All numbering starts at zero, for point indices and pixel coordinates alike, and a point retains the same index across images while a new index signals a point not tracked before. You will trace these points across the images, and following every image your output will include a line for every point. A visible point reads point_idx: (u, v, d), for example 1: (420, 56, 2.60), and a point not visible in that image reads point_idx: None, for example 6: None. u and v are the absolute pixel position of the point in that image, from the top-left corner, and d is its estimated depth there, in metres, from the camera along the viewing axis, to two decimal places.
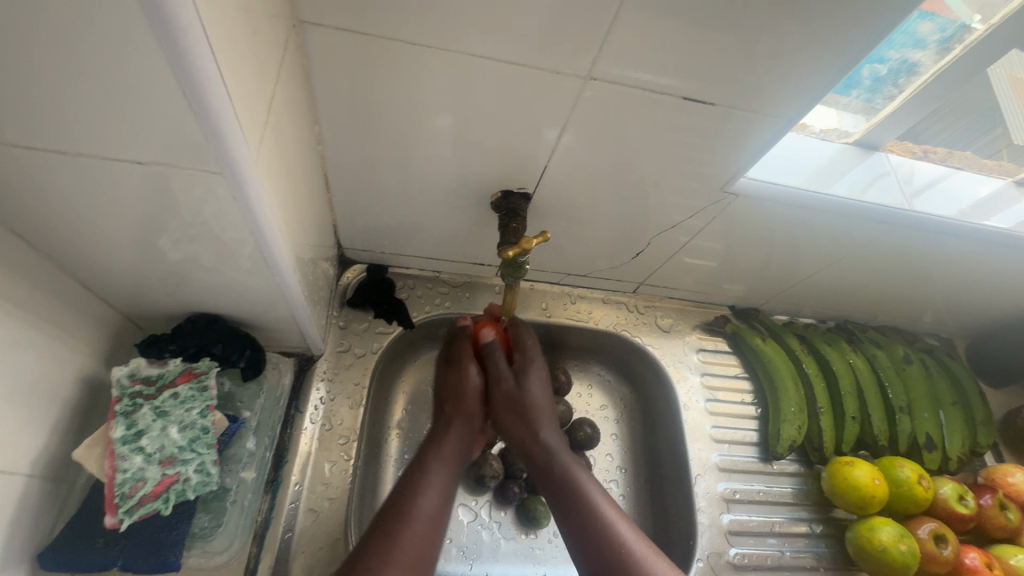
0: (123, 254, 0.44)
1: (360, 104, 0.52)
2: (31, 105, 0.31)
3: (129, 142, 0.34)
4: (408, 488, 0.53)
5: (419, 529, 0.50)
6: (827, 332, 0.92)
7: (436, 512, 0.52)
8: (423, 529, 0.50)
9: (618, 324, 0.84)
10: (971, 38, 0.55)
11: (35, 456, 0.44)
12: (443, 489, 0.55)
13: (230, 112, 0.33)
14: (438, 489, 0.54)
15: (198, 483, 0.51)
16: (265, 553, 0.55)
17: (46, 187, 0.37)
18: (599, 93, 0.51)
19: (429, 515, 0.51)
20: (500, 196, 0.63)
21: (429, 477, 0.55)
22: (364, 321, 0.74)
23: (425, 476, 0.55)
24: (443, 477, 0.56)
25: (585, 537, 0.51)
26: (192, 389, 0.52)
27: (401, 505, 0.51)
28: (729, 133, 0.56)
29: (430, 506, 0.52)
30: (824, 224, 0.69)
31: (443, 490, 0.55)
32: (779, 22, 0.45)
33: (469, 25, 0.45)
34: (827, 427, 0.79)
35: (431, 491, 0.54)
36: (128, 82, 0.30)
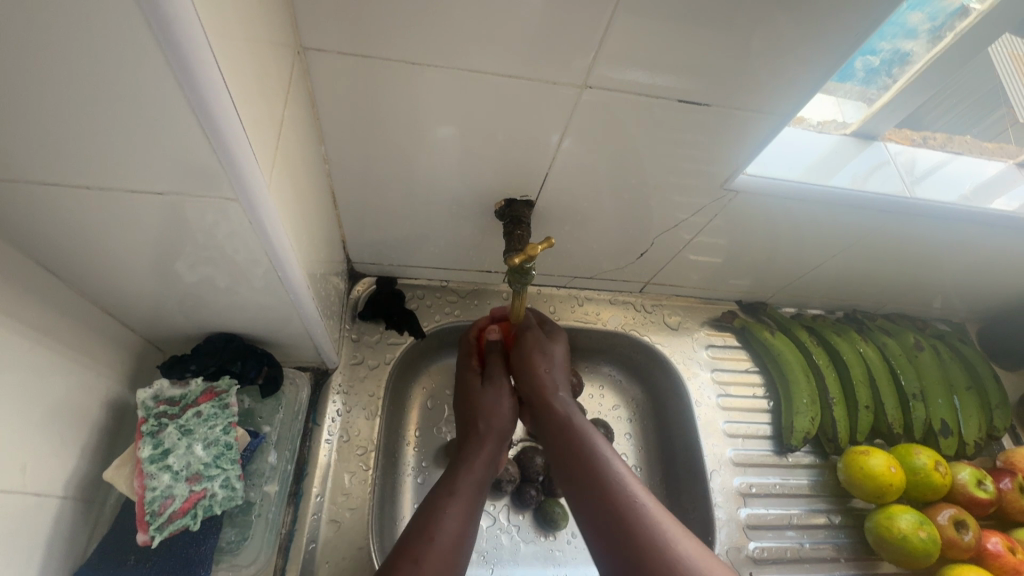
0: (143, 279, 0.46)
1: (363, 122, 0.54)
2: (60, 143, 0.32)
3: (148, 172, 0.35)
4: (431, 510, 0.52)
5: (445, 550, 0.49)
6: (837, 322, 0.92)
7: (461, 529, 0.51)
8: (449, 547, 0.49)
9: (626, 323, 0.85)
10: (963, 26, 0.55)
11: (68, 476, 0.45)
12: (469, 507, 0.53)
13: (242, 137, 0.34)
14: (462, 508, 0.53)
15: (225, 498, 0.50)
16: (290, 563, 0.56)
17: (71, 219, 0.38)
18: (596, 97, 0.52)
19: (453, 539, 0.50)
20: (504, 204, 0.64)
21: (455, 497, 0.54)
22: (376, 333, 0.76)
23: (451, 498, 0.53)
24: (469, 499, 0.54)
25: (592, 505, 0.50)
26: (214, 407, 0.52)
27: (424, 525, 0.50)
28: (727, 128, 0.56)
29: (454, 524, 0.51)
30: (827, 213, 0.69)
31: (468, 512, 0.53)
32: (770, 18, 0.46)
33: (466, 42, 0.46)
34: (840, 417, 0.79)
35: (455, 511, 0.52)
36: (145, 117, 0.31)
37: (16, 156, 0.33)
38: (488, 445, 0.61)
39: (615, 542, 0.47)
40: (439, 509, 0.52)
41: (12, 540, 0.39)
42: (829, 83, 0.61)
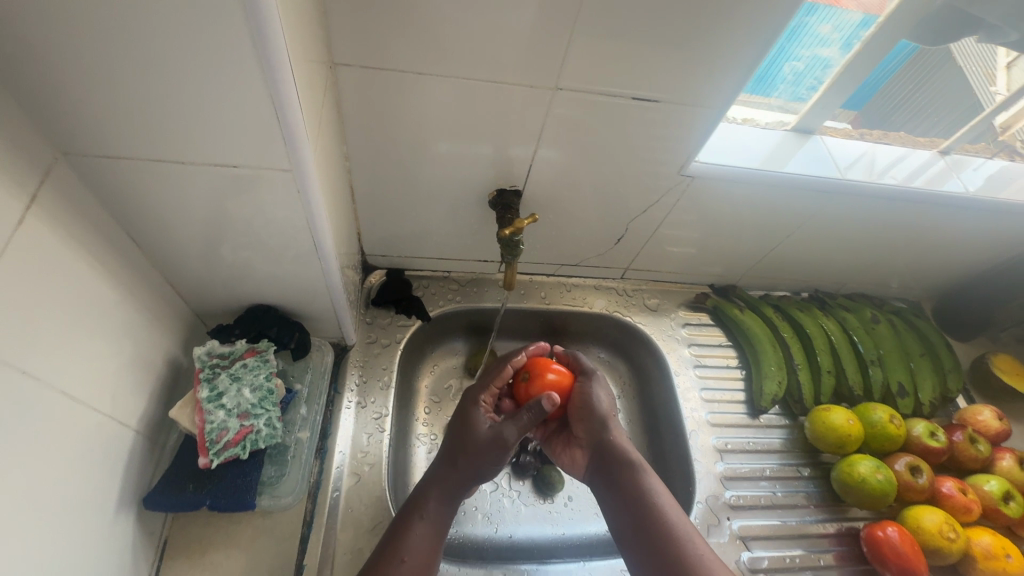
0: (204, 251, 0.56)
1: (378, 125, 0.64)
2: (158, 132, 0.42)
3: (221, 155, 0.45)
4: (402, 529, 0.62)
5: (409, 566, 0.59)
6: (801, 301, 1.02)
7: (426, 547, 0.62)
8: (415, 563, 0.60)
9: (610, 306, 0.95)
10: (866, 37, 0.67)
11: (139, 419, 0.54)
12: (436, 526, 0.64)
13: (300, 122, 0.44)
14: (429, 528, 0.63)
15: (268, 435, 0.58)
16: (318, 506, 0.66)
17: (155, 197, 0.48)
18: (573, 102, 0.62)
19: (418, 557, 0.60)
20: (496, 194, 0.74)
21: (426, 515, 0.63)
22: (388, 317, 0.86)
23: (419, 513, 0.63)
24: (437, 519, 0.64)
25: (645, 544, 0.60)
26: (257, 360, 0.60)
27: (395, 545, 0.60)
28: (685, 127, 0.66)
29: (418, 548, 0.61)
30: (776, 198, 0.80)
31: (433, 529, 0.63)
32: (716, 38, 0.56)
33: (465, 57, 0.57)
34: (805, 381, 0.89)
35: (423, 529, 0.62)
36: (227, 106, 0.41)
37: (125, 145, 0.43)
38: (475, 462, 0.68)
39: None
40: (409, 526, 0.62)
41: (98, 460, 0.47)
42: (746, 91, 0.76)
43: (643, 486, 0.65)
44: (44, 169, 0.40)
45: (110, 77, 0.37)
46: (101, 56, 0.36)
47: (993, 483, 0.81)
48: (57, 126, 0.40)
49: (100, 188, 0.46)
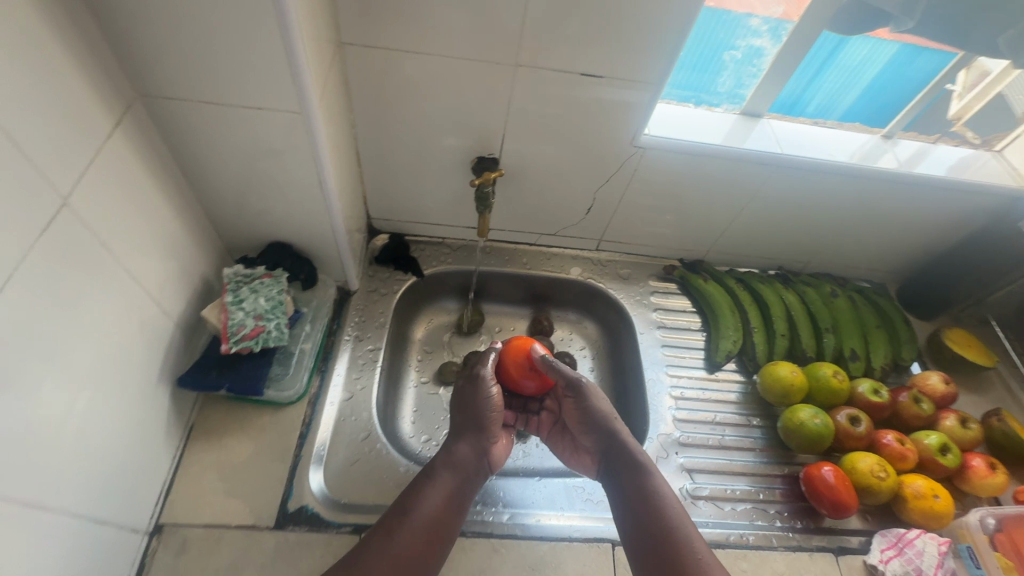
0: (235, 188, 0.71)
1: (378, 98, 0.78)
2: (203, 79, 0.57)
3: (250, 101, 0.59)
4: (413, 494, 0.67)
5: (416, 528, 0.63)
6: (766, 276, 1.11)
7: (434, 512, 0.66)
8: (421, 526, 0.64)
9: (585, 273, 1.07)
10: (790, 28, 0.80)
11: (178, 315, 0.68)
12: (446, 493, 0.68)
13: (309, 90, 0.59)
14: (441, 494, 0.68)
15: (276, 337, 0.72)
16: (317, 412, 0.79)
17: (201, 136, 0.63)
18: (536, 78, 0.75)
19: (426, 520, 0.65)
20: (476, 160, 0.87)
21: (436, 483, 0.69)
22: (388, 272, 1.00)
23: (430, 480, 0.69)
24: (447, 485, 0.69)
25: (650, 526, 0.63)
26: (272, 280, 0.75)
27: (405, 508, 0.65)
28: (632, 102, 0.78)
29: (427, 513, 0.65)
30: (727, 172, 0.91)
31: (444, 499, 0.68)
32: (649, 22, 0.68)
33: (447, 37, 0.70)
34: (759, 341, 0.98)
35: (433, 495, 0.67)
36: (254, 60, 0.55)
37: (181, 90, 0.58)
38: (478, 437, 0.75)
39: (658, 556, 0.60)
40: (419, 492, 0.67)
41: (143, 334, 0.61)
42: (671, 96, 0.91)
43: (650, 473, 0.69)
44: (127, 104, 0.56)
45: (172, 34, 0.52)
46: (167, 17, 0.50)
47: (932, 437, 0.86)
48: (137, 74, 0.55)
49: (163, 126, 0.61)
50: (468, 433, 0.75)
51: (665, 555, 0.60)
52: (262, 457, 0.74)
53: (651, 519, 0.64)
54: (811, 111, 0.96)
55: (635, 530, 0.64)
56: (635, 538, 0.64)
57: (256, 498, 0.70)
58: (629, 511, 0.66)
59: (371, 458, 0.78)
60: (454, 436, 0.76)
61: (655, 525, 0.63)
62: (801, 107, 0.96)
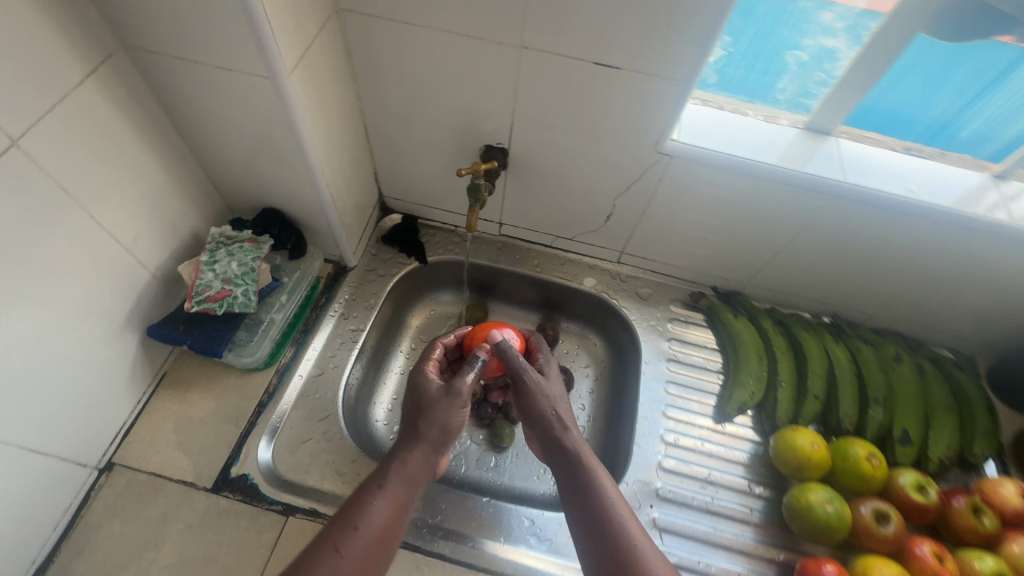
0: (225, 148, 0.70)
1: (381, 71, 0.74)
2: (177, 35, 0.55)
3: (223, 63, 0.57)
4: (359, 505, 0.58)
5: (365, 544, 0.55)
6: (814, 323, 0.94)
7: (383, 526, 0.58)
8: (371, 542, 0.56)
9: (599, 286, 0.97)
10: (873, 29, 0.64)
11: (156, 266, 0.70)
12: (397, 506, 0.60)
13: (280, 58, 0.56)
14: (391, 506, 0.59)
15: (242, 303, 0.71)
16: (282, 383, 0.79)
17: (185, 93, 0.63)
18: (544, 63, 0.66)
19: (377, 537, 0.57)
20: (484, 149, 0.81)
21: (386, 493, 0.60)
22: (391, 253, 0.97)
23: (379, 490, 0.60)
24: (399, 498, 0.60)
25: (611, 554, 0.55)
26: (253, 246, 0.74)
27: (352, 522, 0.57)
28: (656, 99, 0.67)
29: (377, 528, 0.57)
30: (774, 195, 0.76)
31: (395, 510, 0.60)
32: (677, 7, 0.57)
33: (447, 11, 0.63)
34: (784, 399, 0.83)
35: (383, 508, 0.59)
36: (217, 19, 0.52)
37: (159, 44, 0.57)
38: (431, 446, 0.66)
39: None
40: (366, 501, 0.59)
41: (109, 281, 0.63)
42: (741, 99, 0.78)
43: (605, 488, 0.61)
44: (108, 53, 0.56)
45: None
46: None
47: (987, 560, 0.67)
48: (118, 24, 0.56)
49: (149, 80, 0.62)
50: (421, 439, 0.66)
51: None
52: (219, 417, 0.75)
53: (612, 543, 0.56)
54: (965, 135, 0.76)
55: (594, 554, 0.56)
56: (596, 566, 0.56)
57: (203, 456, 0.72)
58: (587, 530, 0.58)
59: (323, 440, 0.76)
60: (406, 439, 0.66)
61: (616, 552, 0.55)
62: (954, 130, 0.76)
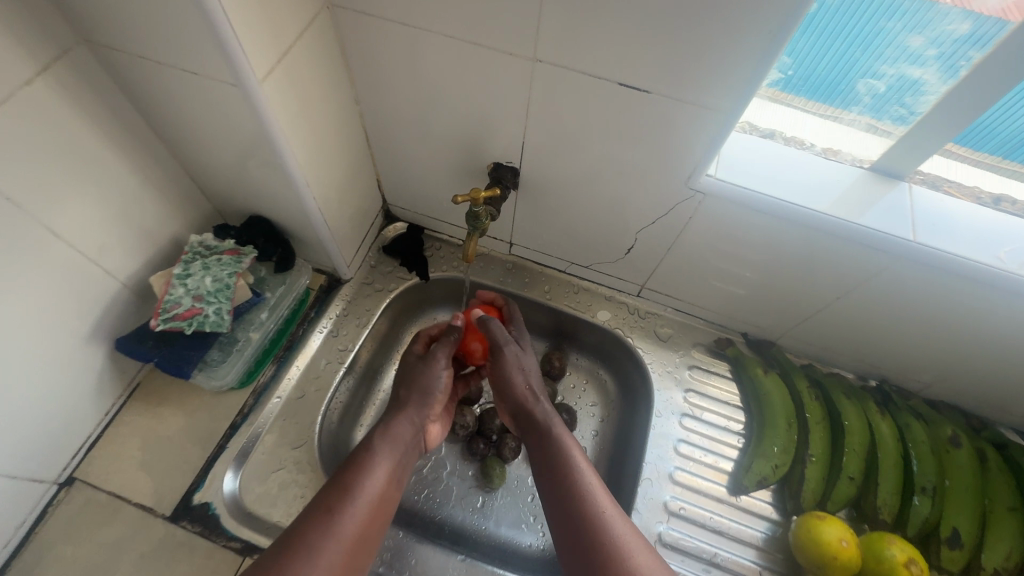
0: (205, 153, 0.64)
1: (381, 74, 0.66)
2: (136, 33, 0.49)
3: (189, 65, 0.51)
4: (353, 469, 0.61)
5: (360, 509, 0.58)
6: (857, 387, 0.82)
7: (377, 490, 0.61)
8: (367, 503, 0.59)
9: (614, 321, 0.88)
10: (975, 61, 0.51)
11: (128, 276, 0.65)
12: (385, 470, 0.63)
13: (243, 55, 0.48)
14: (383, 471, 0.63)
15: (214, 322, 0.66)
16: (258, 405, 0.74)
17: (157, 94, 0.57)
18: (559, 78, 0.56)
19: (372, 499, 0.60)
20: (492, 167, 0.72)
21: (375, 459, 0.63)
22: (391, 266, 0.90)
23: (370, 455, 0.63)
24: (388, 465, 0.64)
25: (580, 524, 0.57)
26: (231, 259, 0.68)
27: (344, 483, 0.60)
28: (690, 129, 0.56)
29: (371, 489, 0.60)
30: (825, 246, 0.65)
31: (388, 475, 0.63)
32: (721, 23, 0.46)
33: (448, 13, 0.54)
34: (813, 477, 0.72)
35: (377, 472, 0.62)
36: (173, 18, 0.46)
37: (120, 41, 0.51)
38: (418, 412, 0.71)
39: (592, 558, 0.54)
40: (362, 463, 0.62)
41: (68, 293, 0.58)
42: (829, 102, 0.62)
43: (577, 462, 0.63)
44: (62, 49, 0.50)
45: None
46: None
47: None
48: (73, 16, 0.49)
49: (117, 78, 0.56)
50: (405, 408, 0.70)
51: (600, 558, 0.54)
52: (188, 437, 0.70)
53: (580, 513, 0.58)
54: None
55: (563, 525, 0.59)
56: (565, 539, 0.58)
57: (166, 479, 0.67)
58: (556, 502, 0.61)
59: (294, 472, 0.71)
60: (393, 409, 0.71)
61: (585, 523, 0.57)
62: None
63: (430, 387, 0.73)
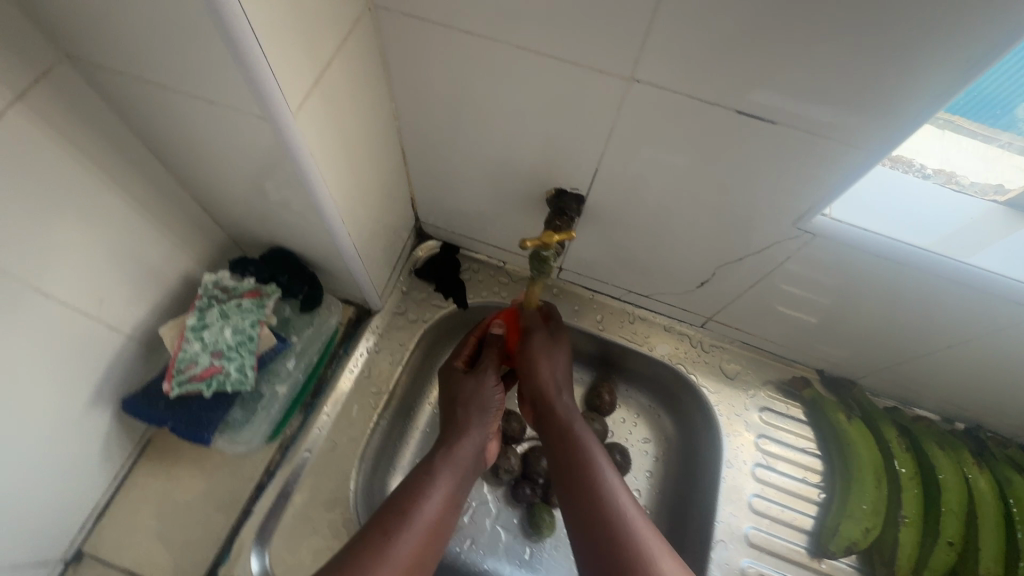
0: (221, 184, 0.54)
1: (427, 87, 0.55)
2: (138, 52, 0.39)
3: (205, 91, 0.41)
4: (412, 490, 0.57)
5: (416, 534, 0.53)
6: (945, 432, 0.74)
7: (437, 513, 0.57)
8: (424, 529, 0.54)
9: (675, 355, 0.79)
10: None
11: (134, 327, 0.56)
12: (445, 493, 0.59)
13: (274, 85, 0.38)
14: (442, 495, 0.58)
15: (236, 381, 0.57)
16: (285, 461, 0.66)
17: (163, 119, 0.46)
18: (654, 100, 0.46)
19: (430, 523, 0.55)
20: (554, 193, 0.62)
21: (434, 480, 0.59)
22: (425, 292, 0.81)
23: (429, 478, 0.59)
24: (447, 489, 0.59)
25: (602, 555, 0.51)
26: (253, 304, 0.59)
27: (404, 508, 0.55)
28: (814, 164, 0.46)
29: (430, 512, 0.56)
30: (947, 295, 0.55)
31: (448, 497, 0.59)
32: (887, 42, 0.36)
33: (523, 22, 0.44)
34: (907, 542, 0.65)
35: (438, 493, 0.58)
36: (186, 37, 0.35)
37: (116, 59, 0.40)
38: (481, 433, 0.66)
39: None
40: (421, 487, 0.57)
41: (67, 357, 0.49)
42: (970, 116, 0.51)
43: (606, 485, 0.56)
44: (43, 69, 0.40)
45: None
46: None
47: None
48: (55, 28, 0.39)
49: (114, 101, 0.45)
50: (464, 429, 0.65)
51: None
52: (210, 501, 0.63)
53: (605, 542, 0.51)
54: None
55: (585, 552, 0.53)
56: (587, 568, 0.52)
57: (186, 552, 0.60)
58: (578, 527, 0.54)
59: (329, 538, 0.63)
60: (451, 429, 0.65)
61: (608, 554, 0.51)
62: None
63: (488, 404, 0.67)
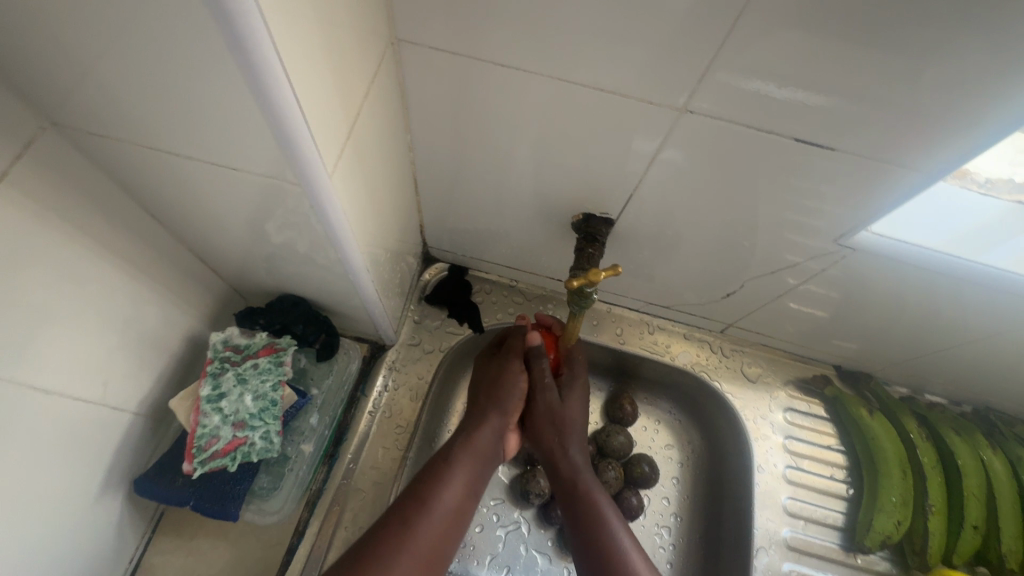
0: (228, 239, 0.49)
1: (447, 117, 0.51)
2: (147, 115, 0.34)
3: (223, 151, 0.36)
4: (430, 478, 0.53)
5: (436, 523, 0.50)
6: (958, 417, 0.76)
7: (456, 504, 0.52)
8: (444, 518, 0.51)
9: (697, 363, 0.78)
10: None
11: (141, 401, 0.51)
12: (463, 483, 0.54)
13: (307, 137, 0.34)
14: (461, 484, 0.54)
15: (262, 449, 0.53)
16: (313, 518, 0.61)
17: (166, 181, 0.41)
18: (698, 128, 0.44)
19: (450, 512, 0.52)
20: (581, 218, 0.59)
21: (452, 467, 0.54)
22: (438, 319, 0.77)
23: (448, 467, 0.54)
24: (467, 479, 0.54)
25: None
26: (269, 362, 0.55)
27: (421, 496, 0.51)
28: (867, 185, 0.46)
29: (451, 501, 0.52)
30: (976, 296, 0.56)
31: (466, 487, 0.54)
32: (950, 66, 0.35)
33: (564, 53, 0.41)
34: (936, 530, 0.67)
35: (455, 482, 0.53)
36: (211, 97, 0.31)
37: (117, 123, 0.35)
38: (502, 420, 0.59)
39: None
40: (440, 476, 0.53)
41: (76, 447, 0.44)
42: None
43: (606, 514, 0.55)
44: (28, 140, 0.35)
45: (71, 43, 0.29)
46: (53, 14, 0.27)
47: None
48: (37, 94, 0.33)
49: (109, 164, 0.40)
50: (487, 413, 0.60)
51: None
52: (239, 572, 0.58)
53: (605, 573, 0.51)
54: None
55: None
56: None
57: None
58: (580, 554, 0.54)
59: None
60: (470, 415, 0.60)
61: None
62: None
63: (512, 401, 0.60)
